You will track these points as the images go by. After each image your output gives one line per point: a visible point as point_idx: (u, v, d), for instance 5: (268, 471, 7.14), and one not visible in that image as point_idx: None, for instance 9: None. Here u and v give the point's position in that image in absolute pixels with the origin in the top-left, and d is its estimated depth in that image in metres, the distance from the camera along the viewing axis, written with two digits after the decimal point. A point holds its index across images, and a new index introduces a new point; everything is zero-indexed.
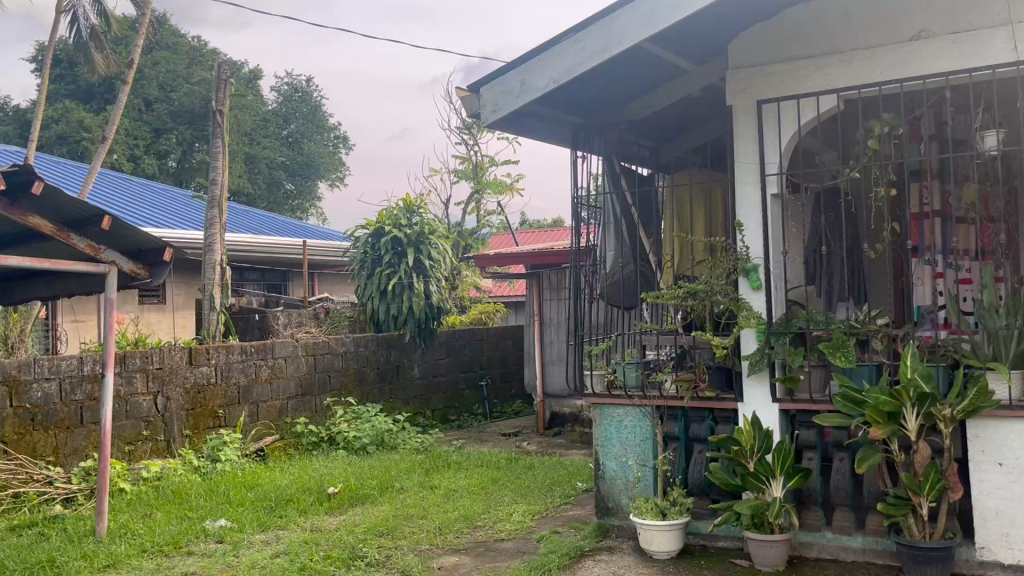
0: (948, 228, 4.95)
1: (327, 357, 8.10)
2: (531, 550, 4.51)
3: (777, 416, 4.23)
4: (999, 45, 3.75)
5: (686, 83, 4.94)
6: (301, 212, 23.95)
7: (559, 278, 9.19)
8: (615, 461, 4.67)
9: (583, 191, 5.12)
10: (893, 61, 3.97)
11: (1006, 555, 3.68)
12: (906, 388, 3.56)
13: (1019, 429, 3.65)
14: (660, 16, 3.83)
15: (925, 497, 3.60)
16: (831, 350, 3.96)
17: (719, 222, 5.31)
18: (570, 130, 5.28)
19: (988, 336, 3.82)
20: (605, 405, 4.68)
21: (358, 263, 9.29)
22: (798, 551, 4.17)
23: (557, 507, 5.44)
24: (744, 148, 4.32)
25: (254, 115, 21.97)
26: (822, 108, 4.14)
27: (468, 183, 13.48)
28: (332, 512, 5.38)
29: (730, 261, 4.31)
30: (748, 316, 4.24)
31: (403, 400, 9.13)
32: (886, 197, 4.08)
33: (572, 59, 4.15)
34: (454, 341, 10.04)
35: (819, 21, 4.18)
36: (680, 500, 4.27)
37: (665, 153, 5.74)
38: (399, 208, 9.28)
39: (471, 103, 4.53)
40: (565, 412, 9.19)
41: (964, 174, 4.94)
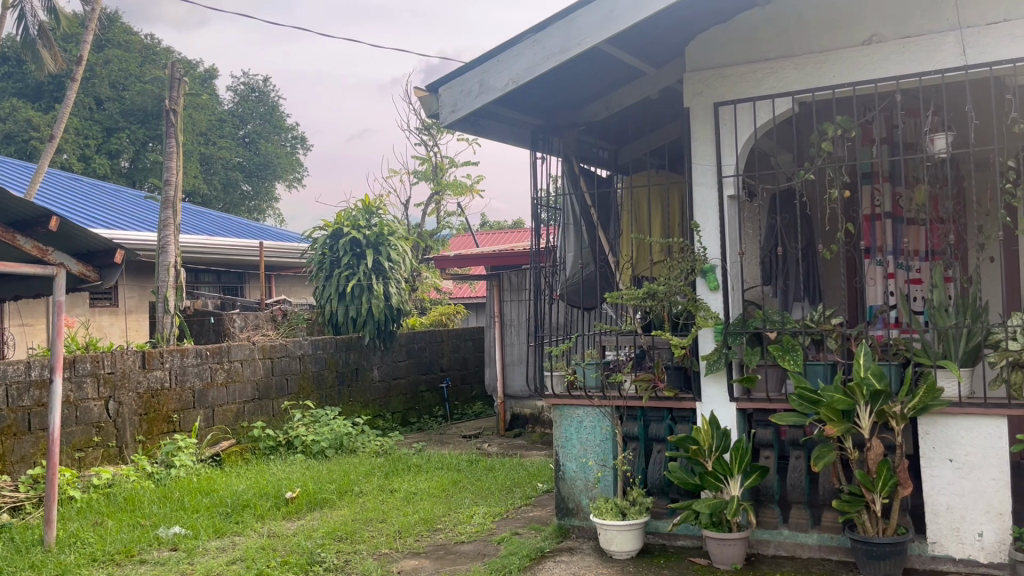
0: (900, 230, 5.02)
1: (285, 360, 8.00)
2: (492, 552, 4.49)
3: (734, 416, 4.27)
4: (948, 49, 3.83)
5: (644, 84, 4.97)
6: (258, 213, 23.66)
7: (520, 279, 9.16)
8: (576, 461, 4.68)
9: (542, 192, 5.13)
10: (846, 65, 4.03)
11: (957, 550, 3.75)
12: (859, 386, 3.62)
13: (968, 425, 3.73)
14: (618, 17, 3.84)
15: (879, 494, 3.65)
16: (782, 353, 4.04)
17: (676, 222, 5.35)
18: (529, 130, 5.29)
19: (938, 335, 3.88)
20: (565, 405, 4.69)
21: (317, 265, 9.18)
22: (756, 549, 4.21)
23: (518, 509, 5.43)
24: (701, 149, 4.36)
25: (210, 114, 21.66)
26: (777, 111, 4.19)
27: (427, 184, 13.43)
28: (290, 517, 5.32)
29: (688, 261, 4.34)
30: (705, 316, 4.28)
31: (362, 403, 9.05)
32: (839, 198, 4.14)
33: (531, 60, 4.14)
34: (414, 343, 9.99)
35: (774, 24, 4.23)
36: (640, 499, 4.30)
37: (624, 154, 5.78)
38: (357, 210, 9.18)
39: (430, 103, 4.49)
40: (526, 413, 9.20)
41: (915, 176, 5.04)
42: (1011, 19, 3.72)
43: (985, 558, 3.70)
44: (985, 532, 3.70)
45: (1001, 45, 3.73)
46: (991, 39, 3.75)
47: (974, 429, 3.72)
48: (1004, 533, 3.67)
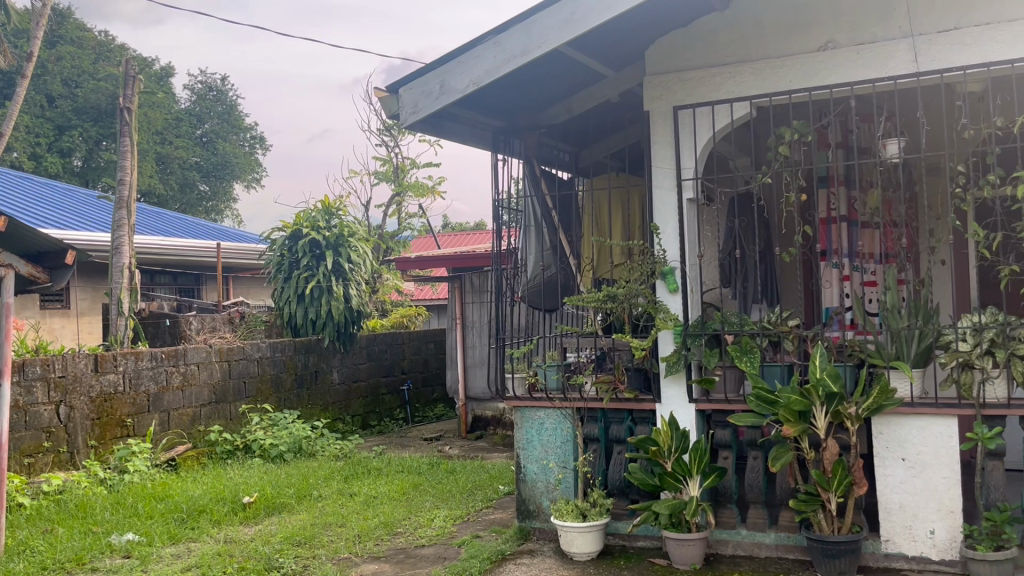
0: (855, 234, 5.11)
1: (242, 363, 7.90)
2: (453, 556, 4.47)
3: (693, 416, 4.30)
4: (900, 56, 3.90)
5: (605, 87, 4.99)
6: (216, 213, 23.34)
7: (482, 281, 9.13)
8: (536, 463, 4.68)
9: (504, 194, 5.12)
10: (802, 71, 4.09)
11: (909, 547, 3.82)
12: (816, 388, 3.67)
13: (920, 425, 3.81)
14: (578, 21, 3.85)
15: (834, 493, 3.71)
16: (739, 355, 4.08)
17: (637, 225, 5.39)
18: (490, 132, 5.29)
19: (891, 336, 3.95)
20: (526, 407, 4.69)
21: (275, 267, 9.07)
22: (715, 549, 4.25)
23: (479, 512, 5.41)
24: (661, 153, 4.38)
25: (166, 113, 21.32)
26: (734, 115, 4.23)
27: (388, 185, 13.36)
28: (247, 522, 5.24)
29: (648, 264, 4.36)
30: (665, 318, 4.31)
31: (322, 406, 8.96)
32: (796, 202, 4.19)
33: (492, 62, 4.13)
34: (374, 346, 9.92)
35: (731, 30, 4.28)
36: (600, 501, 4.31)
37: (585, 157, 5.80)
38: (317, 210, 9.10)
39: (390, 104, 4.46)
40: (488, 415, 9.19)
41: (869, 180, 5.13)
42: (961, 27, 3.80)
43: (937, 555, 3.77)
44: (936, 530, 3.77)
45: (951, 52, 3.81)
46: (942, 46, 3.82)
47: (926, 429, 3.80)
48: (954, 530, 3.74)
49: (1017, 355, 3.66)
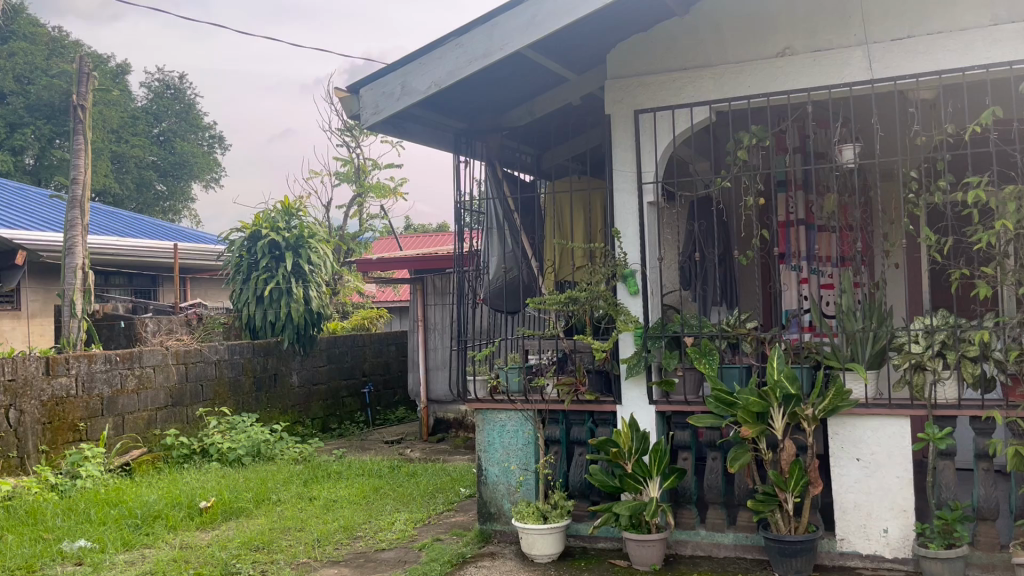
0: (812, 237, 5.21)
1: (199, 365, 7.78)
2: (413, 559, 4.45)
3: (653, 417, 4.33)
4: (856, 63, 3.97)
5: (567, 90, 5.01)
6: (173, 214, 22.98)
7: (444, 284, 9.06)
8: (498, 466, 4.67)
9: (466, 196, 5.11)
10: (760, 76, 4.15)
11: (864, 546, 3.89)
12: (773, 389, 3.72)
13: (874, 425, 3.87)
14: (539, 23, 3.87)
15: (791, 493, 3.76)
16: (698, 357, 4.12)
17: (598, 228, 5.43)
18: (452, 134, 5.26)
19: (847, 337, 4.01)
20: (487, 410, 4.68)
21: (233, 268, 8.85)
22: (674, 549, 4.28)
23: (440, 514, 5.39)
24: (622, 156, 4.41)
25: (121, 111, 20.96)
26: (695, 120, 4.28)
27: (349, 185, 13.27)
28: (204, 528, 5.16)
29: (609, 267, 4.38)
30: (626, 320, 4.32)
31: (280, 409, 8.86)
32: (754, 206, 4.23)
33: (454, 63, 4.12)
34: (335, 348, 9.84)
35: (691, 35, 4.32)
36: (561, 503, 4.32)
37: (547, 160, 5.82)
38: (277, 211, 8.96)
39: (351, 104, 4.41)
40: (450, 417, 9.17)
41: (825, 184, 5.22)
42: (914, 35, 3.88)
43: (889, 554, 3.84)
44: (889, 529, 3.84)
45: (904, 61, 3.89)
46: (895, 55, 3.90)
47: (880, 429, 3.87)
48: (907, 529, 3.81)
49: (967, 357, 3.75)
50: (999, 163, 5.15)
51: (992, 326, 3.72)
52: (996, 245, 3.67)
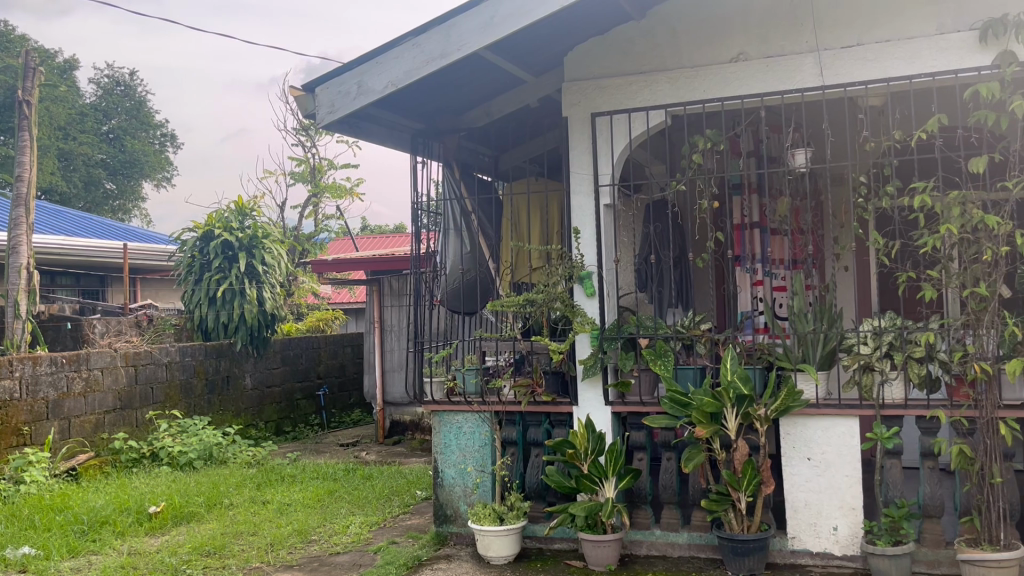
0: (766, 240, 5.32)
1: (149, 367, 7.63)
2: (368, 562, 4.41)
3: (609, 418, 4.36)
4: (807, 69, 4.04)
5: (524, 92, 5.02)
6: (123, 213, 22.51)
7: (401, 285, 9.04)
8: (454, 468, 4.66)
9: (423, 197, 5.07)
10: (715, 81, 4.20)
11: (814, 544, 3.96)
12: (726, 390, 3.77)
13: (825, 425, 3.95)
14: (498, 25, 3.87)
15: (744, 493, 3.80)
16: (654, 358, 4.15)
17: (555, 229, 5.45)
18: (409, 134, 5.22)
19: (798, 339, 4.07)
20: (445, 412, 4.67)
21: (185, 268, 8.69)
22: (629, 549, 4.30)
23: (396, 517, 5.36)
24: (579, 157, 4.44)
25: (68, 107, 20.48)
26: (651, 123, 4.31)
27: (304, 185, 13.14)
28: (153, 533, 5.06)
29: (566, 268, 4.39)
30: (582, 321, 4.35)
31: (233, 412, 8.73)
32: (709, 209, 4.27)
33: (411, 63, 4.09)
34: (289, 350, 9.72)
35: (648, 39, 4.36)
36: (517, 504, 4.32)
37: (504, 161, 5.82)
38: (230, 211, 8.84)
39: (306, 103, 4.35)
40: (406, 420, 9.12)
41: (778, 187, 5.30)
42: (863, 43, 3.96)
43: (839, 551, 3.92)
44: (839, 526, 3.92)
45: (854, 69, 3.97)
46: (845, 62, 3.98)
47: (830, 428, 3.94)
48: (856, 527, 3.89)
49: (914, 358, 3.83)
50: (944, 170, 5.29)
51: (938, 328, 3.82)
52: (941, 249, 3.75)
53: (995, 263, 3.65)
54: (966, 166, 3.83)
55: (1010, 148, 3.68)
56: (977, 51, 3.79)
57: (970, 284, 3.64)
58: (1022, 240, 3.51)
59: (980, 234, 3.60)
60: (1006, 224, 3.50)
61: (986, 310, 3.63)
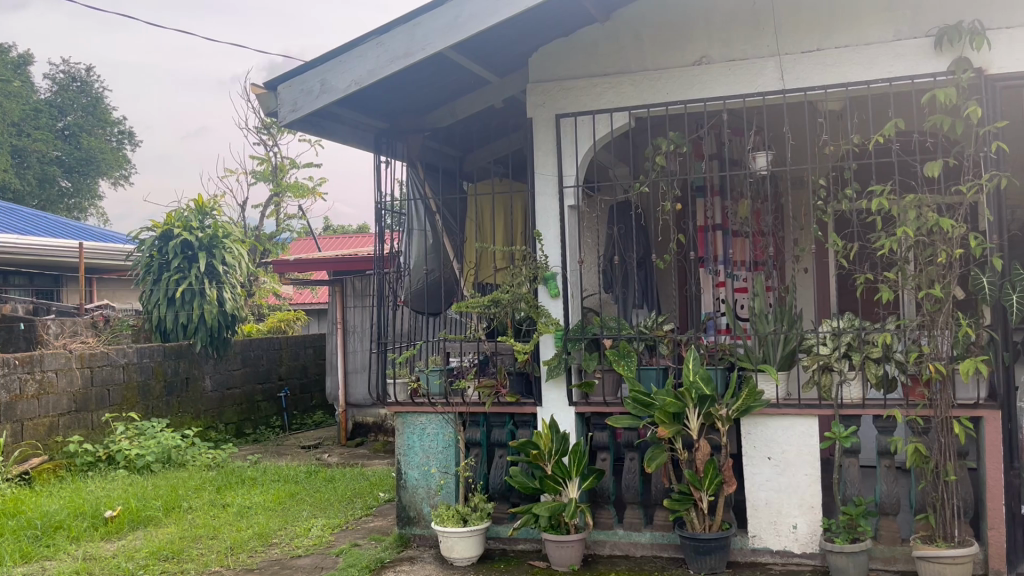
0: (728, 241, 5.39)
1: (106, 369, 7.49)
2: (330, 565, 4.37)
3: (573, 419, 4.37)
4: (768, 74, 4.09)
5: (488, 92, 5.01)
6: (79, 211, 22.06)
7: (364, 285, 9.00)
8: (418, 469, 4.63)
9: (386, 196, 5.04)
10: (679, 84, 4.24)
11: (774, 542, 4.01)
12: (689, 390, 3.80)
13: (785, 425, 4.00)
14: (461, 26, 3.87)
15: (705, 492, 3.84)
16: (617, 359, 4.17)
17: (519, 230, 5.46)
18: (372, 133, 5.18)
19: (759, 340, 4.11)
20: (407, 413, 4.65)
21: (143, 268, 8.53)
22: (592, 549, 4.32)
23: (358, 520, 5.31)
24: (543, 159, 4.45)
25: (21, 103, 20.02)
26: (614, 125, 4.34)
27: (266, 184, 12.98)
28: (109, 538, 4.96)
29: (530, 268, 4.39)
30: (546, 322, 4.35)
31: (192, 414, 8.60)
32: (671, 211, 4.31)
33: (375, 62, 4.06)
34: (250, 351, 9.60)
35: (612, 41, 4.38)
36: (481, 505, 4.31)
37: (469, 162, 5.81)
38: (189, 210, 8.67)
39: (267, 101, 4.30)
40: (369, 421, 9.06)
41: (741, 189, 5.36)
42: (823, 48, 4.02)
43: (798, 549, 3.97)
44: (798, 525, 3.97)
45: (814, 73, 4.03)
46: (805, 66, 4.04)
47: (790, 428, 3.99)
48: (815, 525, 3.94)
49: (872, 358, 3.90)
50: (900, 174, 5.39)
51: (894, 329, 3.89)
52: (898, 251, 3.81)
53: (949, 266, 3.73)
54: (921, 170, 3.91)
55: (964, 153, 3.76)
56: (933, 57, 3.87)
57: (925, 286, 3.71)
58: (975, 243, 3.59)
59: (935, 237, 3.68)
60: (959, 227, 3.57)
61: (941, 311, 3.70)
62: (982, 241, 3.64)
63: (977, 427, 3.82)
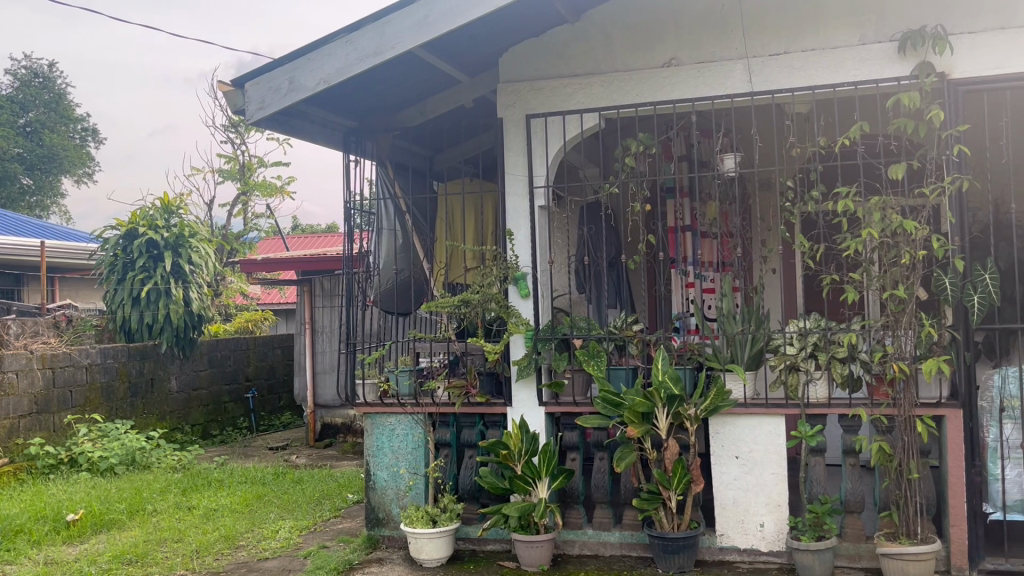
0: (697, 243, 5.44)
1: (68, 369, 7.36)
2: (298, 567, 4.32)
3: (542, 419, 4.37)
4: (736, 76, 4.13)
5: (458, 92, 5.00)
6: (41, 210, 21.68)
7: (333, 285, 8.91)
8: (386, 470, 4.61)
9: (356, 195, 5.00)
10: (648, 86, 4.26)
11: (741, 540, 4.04)
12: (658, 391, 3.82)
13: (752, 425, 4.03)
14: (432, 24, 3.85)
15: (674, 491, 3.86)
16: (587, 359, 4.18)
17: (490, 230, 5.45)
18: (341, 132, 5.14)
19: (727, 340, 4.14)
20: (377, 414, 4.62)
21: (107, 268, 8.38)
22: (562, 549, 4.32)
23: (326, 522, 5.27)
24: (513, 159, 4.45)
25: None
26: (584, 126, 4.35)
27: (234, 183, 12.83)
28: (71, 542, 4.87)
29: (501, 268, 4.39)
30: (517, 322, 4.35)
31: (157, 415, 8.47)
32: (641, 212, 4.32)
33: (344, 60, 4.03)
34: (216, 352, 9.48)
35: (583, 42, 4.40)
36: (450, 506, 4.30)
37: (439, 162, 5.79)
38: (155, 208, 8.54)
39: (235, 98, 4.25)
40: (337, 422, 9.00)
41: (709, 192, 5.40)
42: (790, 51, 4.07)
43: (765, 547, 4.01)
44: (765, 523, 4.00)
45: (781, 76, 4.07)
46: (772, 69, 4.08)
47: (757, 428, 4.03)
48: (781, 523, 3.98)
49: (837, 359, 3.94)
50: (865, 176, 5.47)
51: (859, 329, 3.94)
52: (863, 252, 3.87)
53: (912, 267, 3.79)
54: (885, 173, 3.96)
55: (927, 156, 3.83)
56: (897, 62, 3.93)
57: (890, 286, 3.76)
58: (938, 244, 3.65)
59: (899, 239, 3.74)
60: (923, 228, 3.63)
61: (905, 311, 3.76)
62: (945, 242, 3.70)
63: (939, 425, 3.89)
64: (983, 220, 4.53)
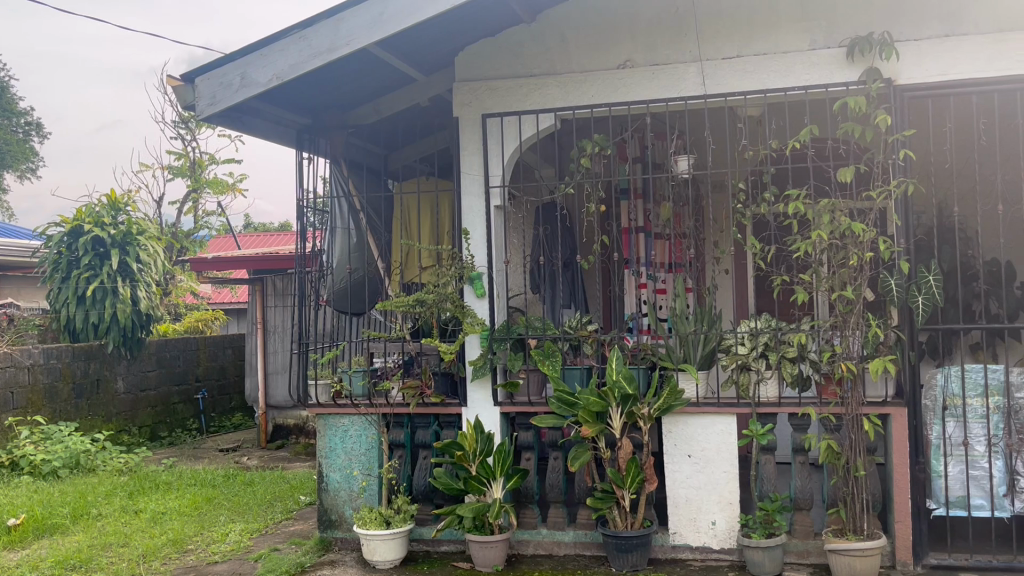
0: (649, 244, 5.51)
1: (9, 370, 7.15)
2: (248, 571, 4.26)
3: (497, 419, 4.37)
4: (689, 78, 4.17)
5: (413, 91, 4.97)
6: None
7: (285, 285, 8.79)
8: (339, 472, 4.56)
9: (309, 193, 4.93)
10: (604, 87, 4.28)
11: (693, 538, 4.08)
12: (612, 390, 3.84)
13: (705, 424, 4.08)
14: (387, 23, 3.82)
15: (628, 490, 3.87)
16: (541, 358, 4.18)
17: (446, 230, 5.45)
18: (294, 130, 5.07)
19: (680, 340, 4.18)
20: (329, 414, 4.57)
21: (50, 266, 8.16)
22: (516, 549, 4.32)
23: (278, 524, 5.20)
24: (469, 158, 4.45)
25: None
26: (540, 126, 4.35)
27: (183, 180, 12.59)
28: (12, 547, 4.73)
29: (456, 268, 4.37)
30: (472, 322, 4.33)
31: (103, 417, 8.28)
32: (596, 212, 4.35)
33: (297, 56, 3.97)
34: (165, 352, 9.30)
35: (538, 42, 4.40)
36: (404, 507, 4.27)
37: (394, 160, 5.76)
38: (101, 205, 8.34)
39: (184, 94, 4.16)
40: (290, 423, 8.90)
41: (662, 193, 5.46)
42: (743, 55, 4.12)
43: (717, 545, 4.06)
44: (717, 521, 4.05)
45: (734, 79, 4.12)
46: (725, 73, 4.13)
47: (709, 427, 4.07)
48: (733, 520, 4.03)
49: (787, 358, 4.01)
50: (815, 178, 5.57)
51: (809, 329, 4.01)
52: (813, 254, 3.93)
53: (860, 268, 3.87)
54: (835, 176, 4.04)
55: (874, 160, 3.91)
56: (846, 67, 4.00)
57: (838, 287, 3.83)
58: (884, 246, 3.72)
59: (847, 240, 3.81)
60: (870, 231, 3.70)
61: (852, 312, 3.84)
62: (891, 244, 3.78)
63: (885, 424, 3.98)
64: (928, 224, 4.65)
